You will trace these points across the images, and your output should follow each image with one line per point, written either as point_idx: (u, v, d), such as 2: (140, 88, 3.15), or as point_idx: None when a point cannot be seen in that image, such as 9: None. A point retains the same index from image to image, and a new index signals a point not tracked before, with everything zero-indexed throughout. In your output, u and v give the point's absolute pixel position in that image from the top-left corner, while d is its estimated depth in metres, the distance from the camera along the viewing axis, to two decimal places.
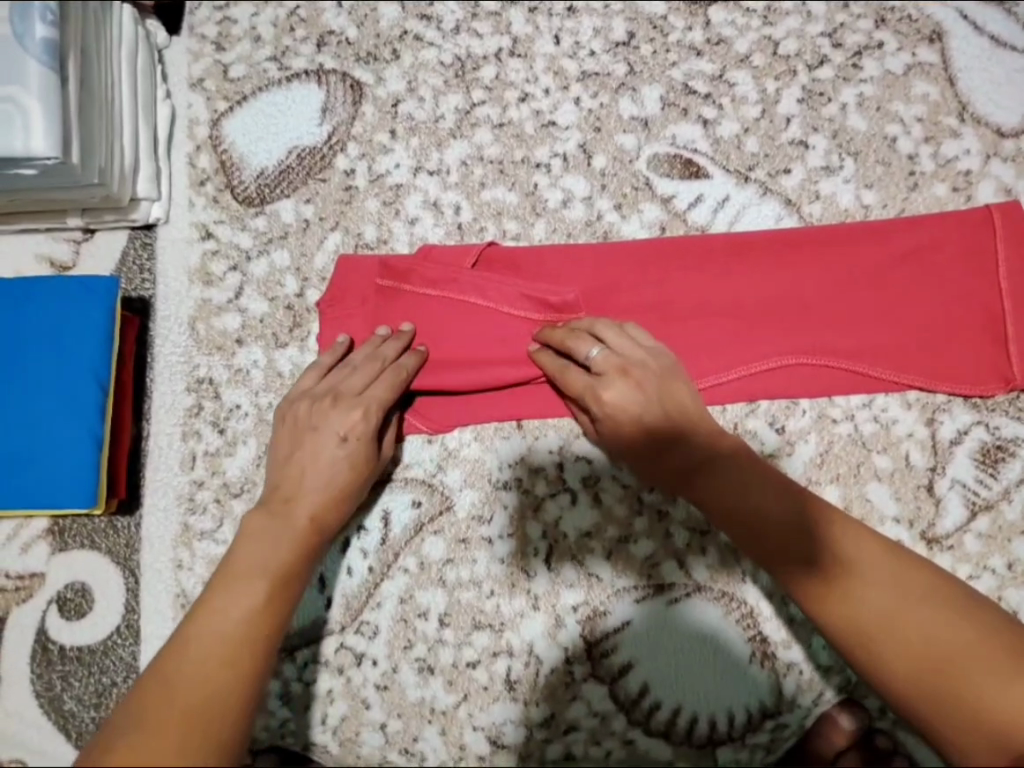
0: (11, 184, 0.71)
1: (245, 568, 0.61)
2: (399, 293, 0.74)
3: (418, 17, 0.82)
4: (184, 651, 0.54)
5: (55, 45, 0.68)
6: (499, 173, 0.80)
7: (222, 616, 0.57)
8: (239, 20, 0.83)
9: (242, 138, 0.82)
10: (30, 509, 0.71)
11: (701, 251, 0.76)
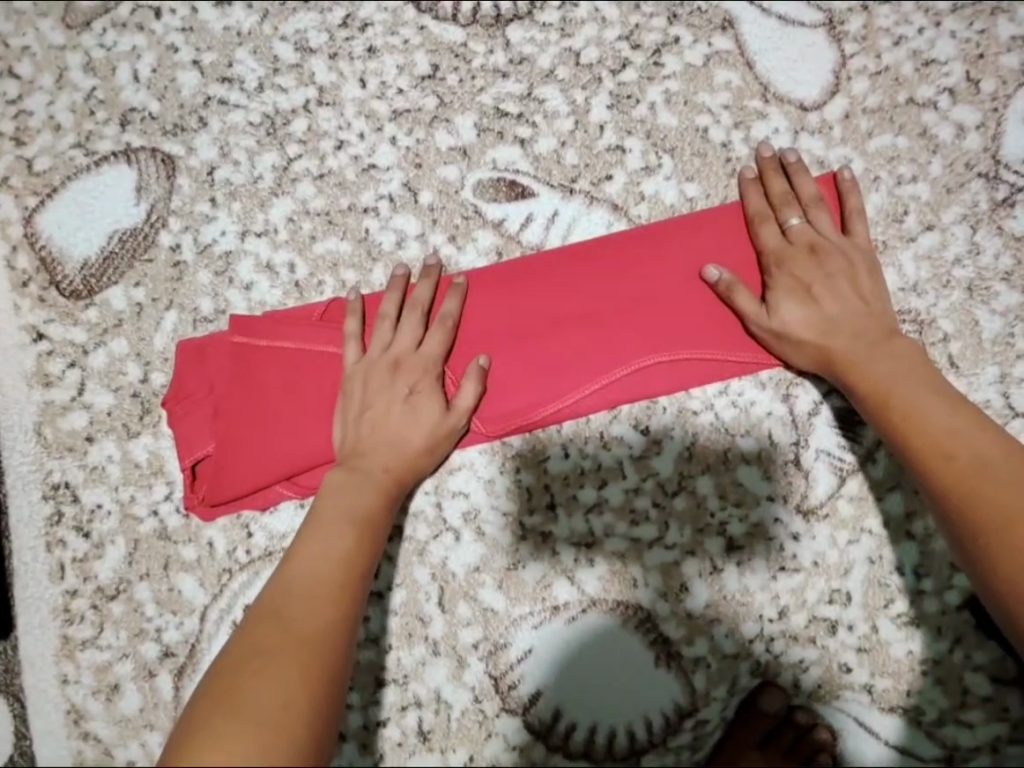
0: None
1: (338, 512, 0.66)
2: (239, 372, 0.74)
3: (219, 80, 0.80)
4: (303, 600, 0.59)
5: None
6: (327, 224, 0.79)
7: (351, 547, 0.64)
8: (36, 111, 0.80)
9: (59, 230, 0.79)
10: None
11: (539, 268, 0.76)
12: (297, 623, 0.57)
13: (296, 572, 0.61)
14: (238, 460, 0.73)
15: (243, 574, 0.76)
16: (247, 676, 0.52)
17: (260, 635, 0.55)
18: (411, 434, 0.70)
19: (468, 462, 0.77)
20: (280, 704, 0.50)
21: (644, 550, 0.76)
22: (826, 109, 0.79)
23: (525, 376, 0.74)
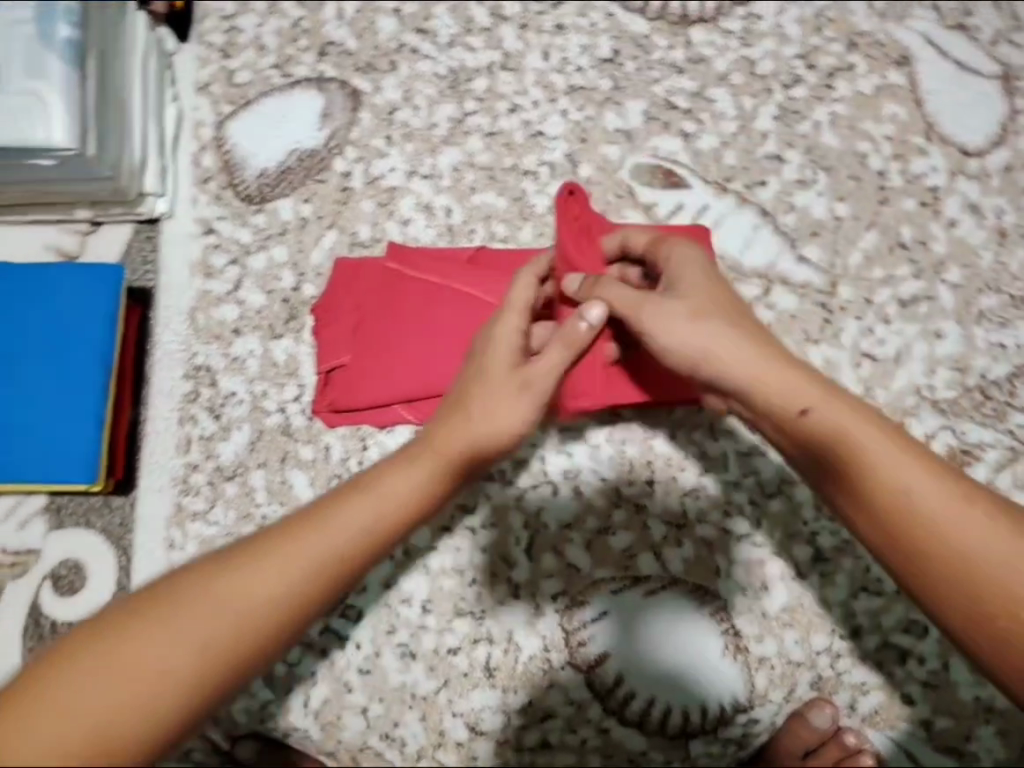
0: (29, 174, 0.74)
1: (398, 469, 0.56)
2: (385, 294, 0.79)
3: (414, 30, 0.86)
4: (275, 550, 0.49)
5: (77, 39, 0.71)
6: (488, 179, 0.84)
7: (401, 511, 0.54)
8: (246, 30, 0.87)
9: (245, 140, 0.86)
10: (32, 485, 0.74)
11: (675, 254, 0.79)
12: (247, 581, 0.47)
13: (312, 520, 0.51)
14: (366, 374, 0.79)
15: (352, 482, 0.81)
16: (173, 609, 0.45)
17: (262, 556, 0.49)
18: (482, 416, 0.57)
19: (577, 424, 0.80)
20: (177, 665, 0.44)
21: (732, 542, 0.78)
22: (987, 157, 0.81)
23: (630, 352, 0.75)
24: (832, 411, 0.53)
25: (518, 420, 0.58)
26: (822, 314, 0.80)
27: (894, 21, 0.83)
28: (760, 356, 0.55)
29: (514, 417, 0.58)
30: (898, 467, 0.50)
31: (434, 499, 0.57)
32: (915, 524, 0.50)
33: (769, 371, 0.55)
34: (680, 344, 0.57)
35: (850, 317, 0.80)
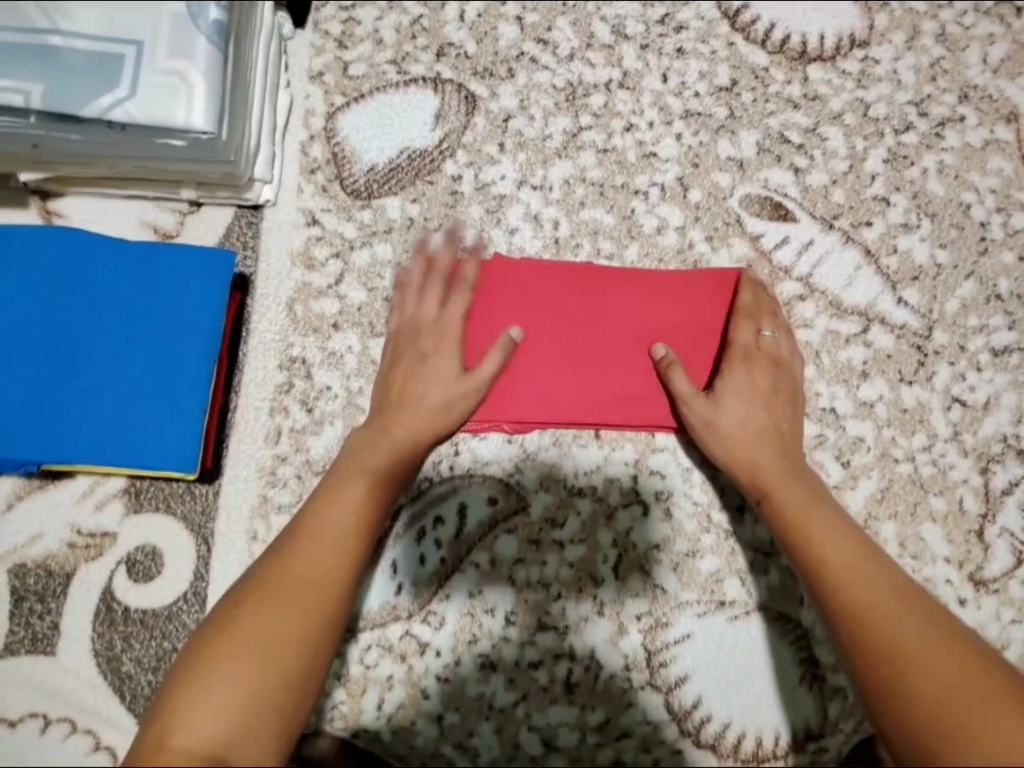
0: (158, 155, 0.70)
1: (328, 504, 0.67)
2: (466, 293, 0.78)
3: (535, 40, 0.86)
4: (273, 627, 0.58)
5: (227, 25, 0.69)
6: (599, 194, 0.84)
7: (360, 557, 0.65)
8: (364, 22, 0.87)
9: (356, 133, 0.85)
10: (132, 470, 0.73)
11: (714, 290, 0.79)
12: (266, 624, 0.58)
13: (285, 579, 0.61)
14: (496, 300, 0.79)
15: (442, 487, 0.80)
16: (214, 667, 0.55)
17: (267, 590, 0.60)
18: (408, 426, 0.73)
19: (671, 446, 0.81)
20: (263, 655, 0.56)
21: None
22: None
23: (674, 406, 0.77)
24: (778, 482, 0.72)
25: (442, 392, 0.74)
26: (917, 357, 0.82)
27: (1006, 78, 0.85)
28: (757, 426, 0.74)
29: (437, 394, 0.74)
30: (853, 575, 0.65)
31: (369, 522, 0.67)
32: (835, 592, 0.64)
33: (740, 424, 0.73)
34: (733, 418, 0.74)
35: (943, 361, 0.82)
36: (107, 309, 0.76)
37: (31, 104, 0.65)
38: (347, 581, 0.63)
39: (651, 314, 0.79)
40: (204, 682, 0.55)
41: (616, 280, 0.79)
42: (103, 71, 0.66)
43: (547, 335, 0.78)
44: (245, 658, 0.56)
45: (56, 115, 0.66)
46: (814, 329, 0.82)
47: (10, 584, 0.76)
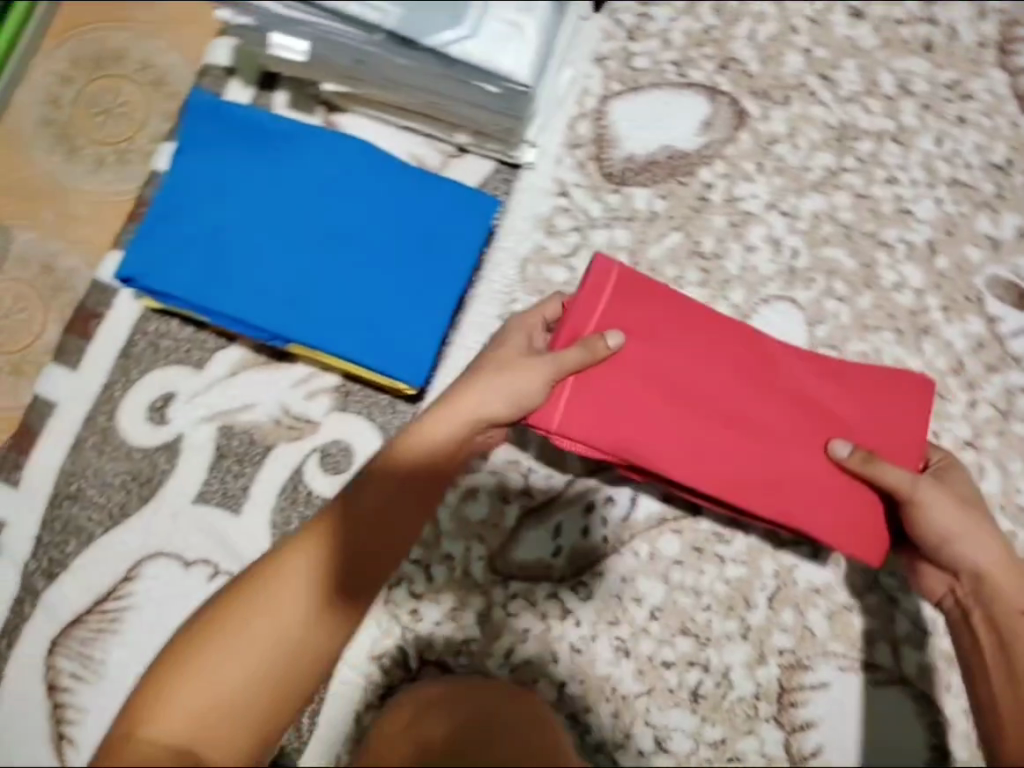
0: (466, 94, 0.77)
1: (362, 497, 0.60)
2: (623, 310, 0.69)
3: (817, 75, 0.87)
4: (245, 632, 0.53)
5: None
6: (844, 237, 0.85)
7: (370, 559, 0.58)
8: (657, 21, 0.89)
9: (624, 122, 0.88)
10: (365, 368, 0.79)
11: (876, 406, 0.70)
12: (273, 619, 0.54)
13: (273, 577, 0.56)
14: (646, 331, 0.69)
15: (622, 471, 0.83)
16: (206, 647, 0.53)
17: (288, 575, 0.56)
18: (478, 419, 0.65)
19: None
20: (259, 654, 0.53)
21: None
22: None
23: (810, 493, 0.68)
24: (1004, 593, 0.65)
25: (537, 386, 0.65)
26: None
27: None
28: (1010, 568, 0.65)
29: (533, 385, 0.65)
30: None
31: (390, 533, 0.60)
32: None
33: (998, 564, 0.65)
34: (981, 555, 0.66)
35: None
36: (381, 227, 0.81)
37: (385, 24, 0.72)
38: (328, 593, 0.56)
39: (833, 401, 0.70)
40: (198, 658, 0.53)
41: (803, 354, 0.71)
42: (453, 8, 0.72)
43: (675, 365, 0.69)
44: (241, 653, 0.53)
45: (401, 39, 0.72)
46: None
47: (216, 440, 0.85)
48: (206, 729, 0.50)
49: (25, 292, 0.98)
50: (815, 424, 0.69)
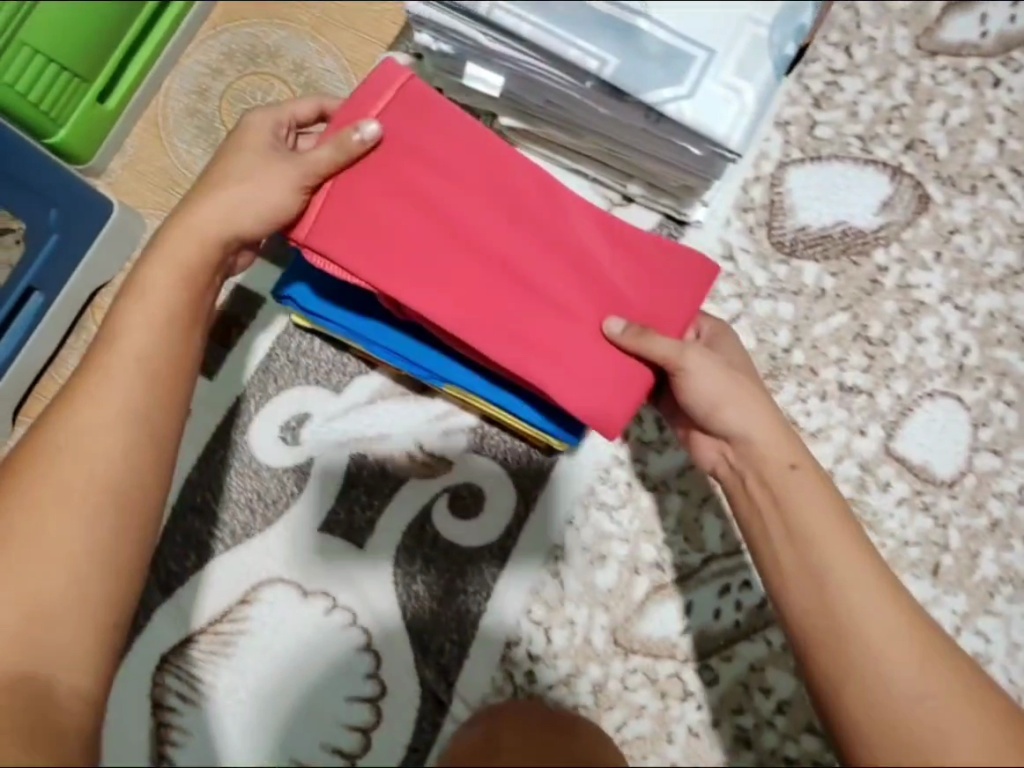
0: (663, 150, 0.75)
1: (136, 321, 0.56)
2: (404, 116, 0.64)
3: (1010, 167, 0.84)
4: (56, 498, 0.51)
5: (791, 63, 0.71)
6: (1018, 339, 0.82)
7: (151, 431, 0.54)
8: (846, 90, 0.86)
9: (801, 191, 0.85)
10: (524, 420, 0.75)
11: (602, 238, 0.65)
12: (70, 469, 0.52)
13: (53, 446, 0.53)
14: (399, 130, 0.64)
15: None
16: (30, 523, 0.50)
17: (81, 414, 0.53)
18: (216, 222, 0.60)
19: (1005, 614, 0.78)
20: (69, 523, 0.50)
21: None
22: None
23: (543, 334, 0.64)
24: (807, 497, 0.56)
25: (277, 191, 0.61)
26: None
27: None
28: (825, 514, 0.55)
29: (273, 190, 0.61)
30: (941, 724, 0.48)
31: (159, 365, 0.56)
32: (843, 641, 0.51)
33: (809, 504, 0.56)
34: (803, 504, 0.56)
35: None
36: None
37: (602, 72, 0.69)
38: (131, 470, 0.52)
39: (602, 255, 0.65)
40: (14, 540, 0.50)
41: (577, 198, 0.66)
42: (673, 67, 0.69)
43: (458, 196, 0.64)
44: (54, 524, 0.50)
45: (614, 88, 0.70)
46: None
47: (347, 468, 0.82)
48: (43, 631, 0.48)
49: None
50: (575, 279, 0.65)
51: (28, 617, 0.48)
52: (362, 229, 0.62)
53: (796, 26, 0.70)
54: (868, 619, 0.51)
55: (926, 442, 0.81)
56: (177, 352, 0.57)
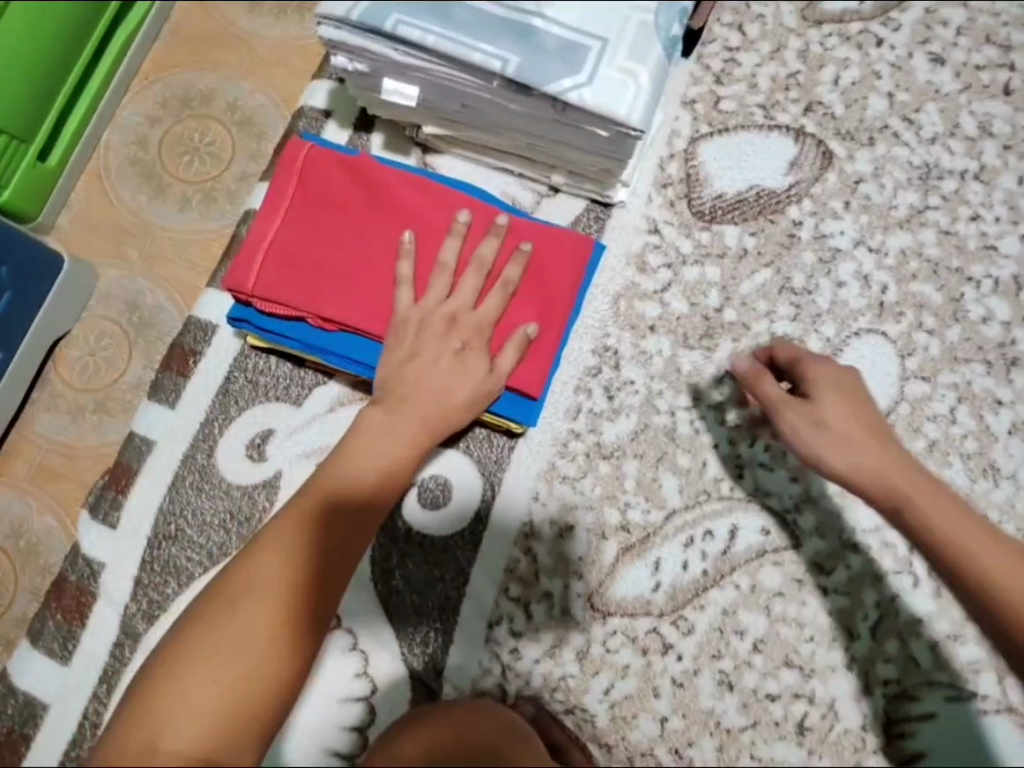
0: (576, 138, 0.79)
1: (336, 477, 0.66)
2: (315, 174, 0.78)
3: (901, 118, 0.92)
4: (240, 607, 0.58)
5: (679, 43, 0.76)
6: (931, 272, 0.88)
7: (332, 545, 0.62)
8: (744, 65, 0.94)
9: (714, 161, 0.92)
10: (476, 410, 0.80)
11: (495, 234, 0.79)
12: (270, 573, 0.59)
13: (250, 565, 0.60)
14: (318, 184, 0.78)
15: (720, 504, 0.83)
16: (220, 629, 0.57)
17: (281, 531, 0.62)
18: (440, 399, 0.72)
19: None
20: (264, 636, 0.57)
21: None
22: None
23: None
24: (833, 413, 0.70)
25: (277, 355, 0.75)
26: None
27: None
28: (861, 417, 0.70)
29: None
30: (951, 519, 0.66)
31: (369, 518, 0.65)
32: (895, 495, 0.67)
33: (852, 412, 0.70)
34: (841, 424, 0.69)
35: None
36: None
37: (506, 71, 0.73)
38: (324, 592, 0.60)
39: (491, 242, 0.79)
40: (206, 649, 0.56)
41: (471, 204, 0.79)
42: (572, 58, 0.74)
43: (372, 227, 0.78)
44: (246, 641, 0.57)
45: (519, 85, 0.74)
46: None
47: None
48: (220, 733, 0.54)
49: (112, 329, 0.99)
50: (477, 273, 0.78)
51: (214, 713, 0.54)
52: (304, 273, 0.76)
53: (680, 8, 0.76)
54: (853, 450, 0.69)
55: None
56: (371, 515, 0.65)
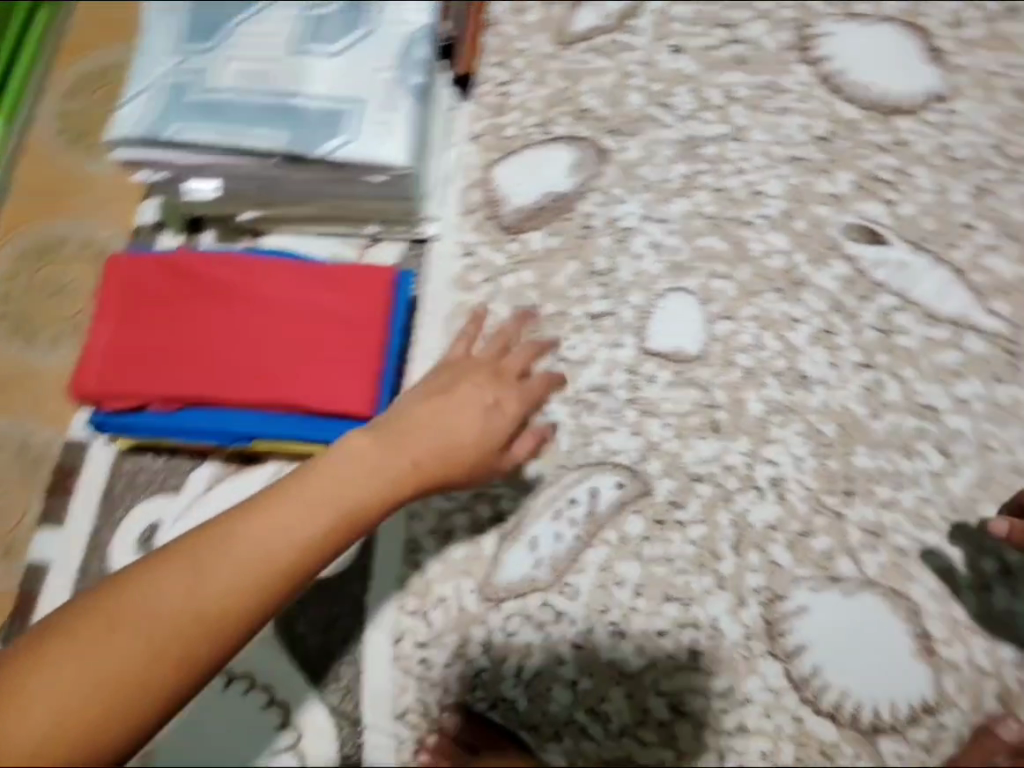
0: (363, 189, 0.91)
1: (324, 475, 0.68)
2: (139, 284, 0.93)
3: (658, 105, 1.05)
4: (155, 600, 0.60)
5: (424, 88, 0.91)
6: (713, 226, 0.99)
7: (273, 584, 0.63)
8: (515, 95, 1.07)
9: (508, 181, 1.04)
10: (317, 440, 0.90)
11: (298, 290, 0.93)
12: (206, 585, 0.61)
13: (195, 550, 0.62)
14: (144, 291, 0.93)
15: (578, 472, 0.92)
16: (124, 622, 0.59)
17: (222, 539, 0.63)
18: (467, 428, 0.77)
19: (783, 439, 0.90)
20: (159, 644, 0.59)
21: (924, 553, 0.85)
22: None
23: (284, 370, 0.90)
24: None
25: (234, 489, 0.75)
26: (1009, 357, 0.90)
27: None
28: None
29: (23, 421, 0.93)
30: None
31: (313, 565, 0.65)
32: None
33: None
34: None
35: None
36: None
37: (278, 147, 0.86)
38: (242, 626, 0.62)
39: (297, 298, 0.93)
40: (119, 628, 0.58)
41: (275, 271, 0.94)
42: (331, 123, 0.87)
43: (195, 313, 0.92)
44: (134, 642, 0.58)
45: (294, 156, 0.87)
46: (913, 335, 0.92)
47: None
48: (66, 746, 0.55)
49: None
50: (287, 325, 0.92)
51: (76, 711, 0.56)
52: (141, 366, 0.90)
53: (416, 61, 0.91)
54: None
55: (672, 333, 0.95)
56: (314, 536, 0.65)
